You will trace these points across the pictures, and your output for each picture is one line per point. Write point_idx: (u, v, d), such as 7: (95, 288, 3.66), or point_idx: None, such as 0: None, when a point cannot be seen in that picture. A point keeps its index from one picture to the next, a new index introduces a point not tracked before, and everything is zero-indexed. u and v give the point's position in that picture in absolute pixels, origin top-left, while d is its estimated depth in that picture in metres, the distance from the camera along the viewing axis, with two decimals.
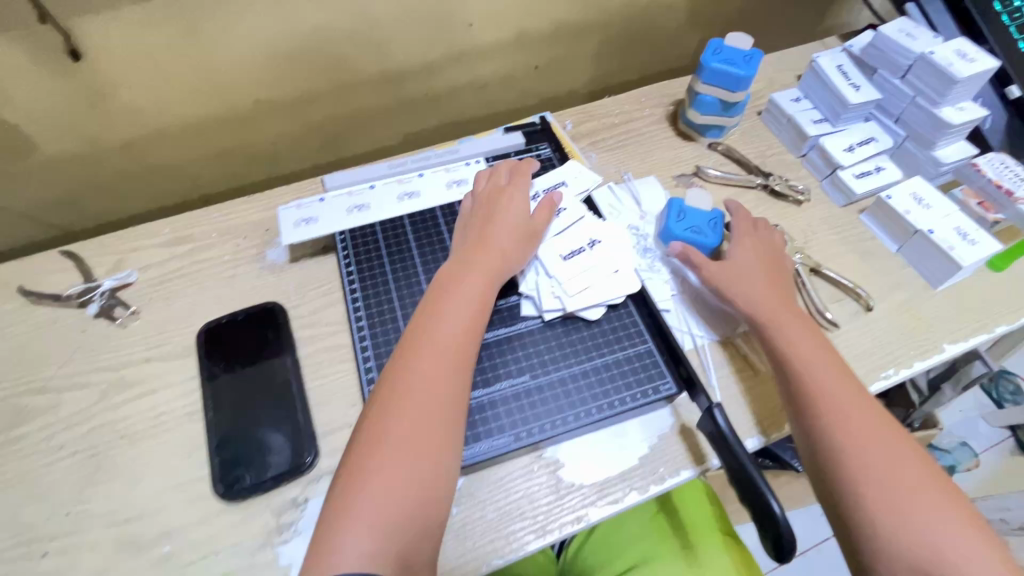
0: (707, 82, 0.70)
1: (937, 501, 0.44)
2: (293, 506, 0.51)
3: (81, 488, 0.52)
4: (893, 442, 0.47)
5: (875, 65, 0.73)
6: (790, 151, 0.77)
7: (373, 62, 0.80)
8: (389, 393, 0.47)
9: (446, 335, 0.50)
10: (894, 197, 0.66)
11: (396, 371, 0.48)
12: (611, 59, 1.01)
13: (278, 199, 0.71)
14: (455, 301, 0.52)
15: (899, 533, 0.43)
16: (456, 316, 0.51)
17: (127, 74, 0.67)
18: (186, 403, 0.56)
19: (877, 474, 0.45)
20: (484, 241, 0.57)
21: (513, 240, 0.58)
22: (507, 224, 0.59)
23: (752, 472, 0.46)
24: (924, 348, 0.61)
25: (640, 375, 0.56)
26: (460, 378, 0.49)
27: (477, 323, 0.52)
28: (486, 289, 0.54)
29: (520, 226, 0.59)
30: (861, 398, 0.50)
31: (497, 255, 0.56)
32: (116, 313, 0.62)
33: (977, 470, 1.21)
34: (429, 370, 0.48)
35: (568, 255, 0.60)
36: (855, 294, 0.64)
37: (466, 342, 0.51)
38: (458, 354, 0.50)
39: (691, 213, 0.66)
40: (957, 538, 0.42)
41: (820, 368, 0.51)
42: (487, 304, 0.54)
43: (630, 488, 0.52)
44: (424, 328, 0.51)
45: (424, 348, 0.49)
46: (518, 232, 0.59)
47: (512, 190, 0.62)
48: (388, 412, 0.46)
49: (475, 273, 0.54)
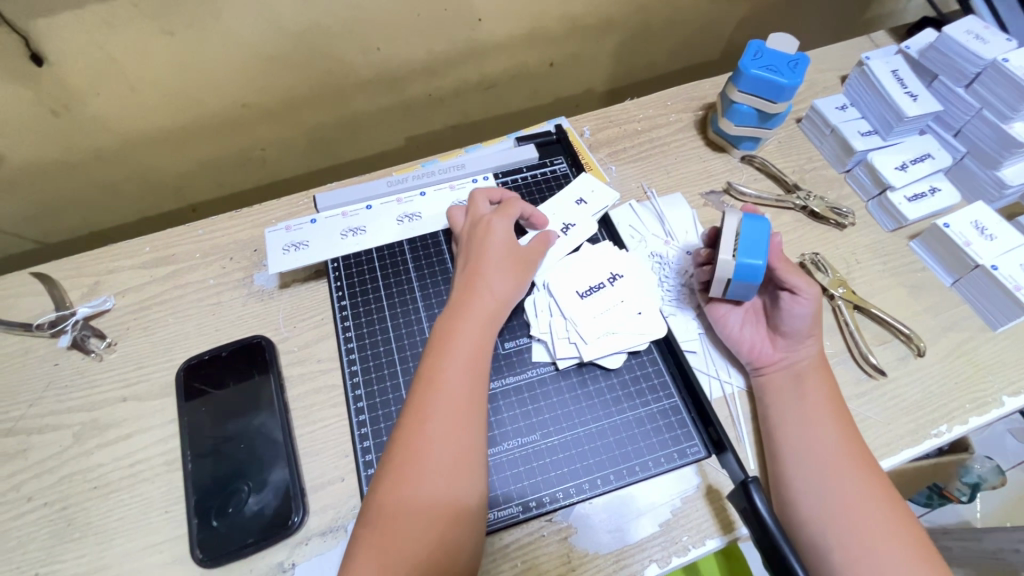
0: (745, 91, 0.62)
1: (881, 521, 0.43)
2: (279, 572, 0.47)
3: (48, 546, 0.48)
4: (848, 446, 0.47)
5: (935, 71, 0.66)
6: (832, 166, 0.70)
7: (373, 61, 0.73)
8: (394, 479, 0.42)
9: (447, 400, 0.45)
10: (952, 225, 0.59)
11: (396, 454, 0.43)
12: (632, 52, 0.92)
13: (268, 215, 0.66)
14: (450, 359, 0.47)
15: (845, 566, 0.42)
16: (454, 378, 0.46)
17: (96, 76, 0.61)
18: (165, 450, 0.52)
19: (830, 478, 0.45)
20: (478, 284, 0.52)
21: (509, 278, 0.53)
22: (500, 258, 0.54)
23: (789, 559, 0.39)
24: (982, 400, 0.54)
25: (665, 434, 0.51)
26: (472, 445, 0.44)
27: (480, 377, 0.47)
28: (483, 337, 0.50)
29: (513, 259, 0.54)
30: (846, 433, 0.47)
31: (493, 298, 0.51)
32: (90, 346, 0.57)
33: (1005, 488, 1.12)
34: (434, 444, 0.43)
35: (586, 292, 0.55)
36: (905, 336, 0.57)
37: (470, 403, 0.46)
38: (464, 419, 0.45)
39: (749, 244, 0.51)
40: (898, 541, 0.42)
41: (813, 403, 0.49)
42: (487, 353, 0.49)
43: (649, 560, 0.46)
44: (421, 397, 0.45)
45: (424, 417, 0.44)
46: (513, 266, 0.53)
47: (492, 221, 0.56)
48: (395, 503, 0.41)
49: (471, 323, 0.50)
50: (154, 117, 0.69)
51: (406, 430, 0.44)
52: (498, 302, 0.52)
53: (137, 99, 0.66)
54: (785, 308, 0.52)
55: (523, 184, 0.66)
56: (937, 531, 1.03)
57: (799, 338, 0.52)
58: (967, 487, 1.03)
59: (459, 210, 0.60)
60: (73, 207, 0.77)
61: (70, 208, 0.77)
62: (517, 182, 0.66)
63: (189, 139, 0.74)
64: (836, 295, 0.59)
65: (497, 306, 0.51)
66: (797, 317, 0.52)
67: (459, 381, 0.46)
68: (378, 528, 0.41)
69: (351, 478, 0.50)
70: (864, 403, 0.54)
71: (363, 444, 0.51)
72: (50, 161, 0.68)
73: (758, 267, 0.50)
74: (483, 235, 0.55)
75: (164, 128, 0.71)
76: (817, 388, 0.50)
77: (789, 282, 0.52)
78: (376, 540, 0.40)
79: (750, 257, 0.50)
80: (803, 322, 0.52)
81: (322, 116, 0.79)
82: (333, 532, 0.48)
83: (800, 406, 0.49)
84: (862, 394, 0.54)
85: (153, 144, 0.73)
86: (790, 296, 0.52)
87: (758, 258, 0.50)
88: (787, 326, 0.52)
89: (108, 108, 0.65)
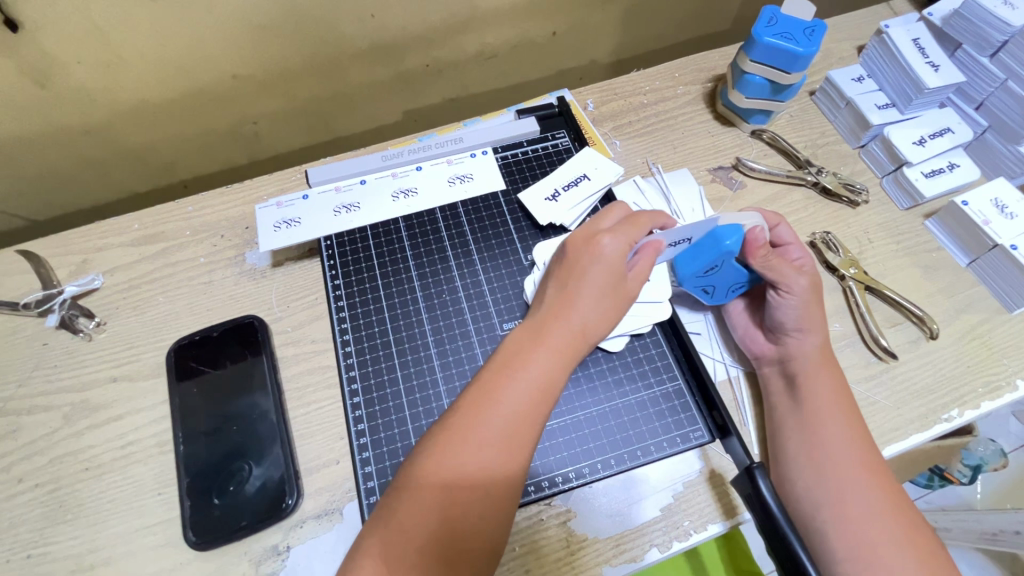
0: (758, 61, 0.59)
1: (882, 508, 0.42)
2: (274, 555, 0.46)
3: (41, 528, 0.47)
4: (852, 433, 0.45)
5: (960, 39, 0.62)
6: (846, 141, 0.67)
7: (368, 29, 0.70)
8: (418, 493, 0.38)
9: (503, 427, 0.39)
10: (970, 203, 0.56)
11: (430, 465, 0.39)
12: (637, 21, 0.89)
13: (260, 191, 0.64)
14: (513, 381, 0.41)
15: (843, 554, 0.41)
16: (515, 403, 0.40)
17: (75, 46, 0.58)
18: (157, 431, 0.51)
19: (833, 465, 0.44)
20: (563, 304, 0.44)
21: (601, 308, 0.44)
22: (601, 272, 0.44)
23: (795, 547, 0.38)
24: (995, 384, 0.52)
25: (668, 418, 0.50)
26: (515, 474, 0.39)
27: (542, 412, 0.41)
28: (557, 370, 0.42)
29: (615, 291, 0.44)
30: (858, 432, 0.45)
31: (576, 328, 0.43)
32: (79, 325, 0.55)
33: (1006, 469, 1.10)
34: (483, 467, 0.38)
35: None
36: (917, 318, 0.55)
37: (525, 435, 0.40)
38: (517, 449, 0.40)
39: (688, 254, 0.50)
40: (898, 531, 0.41)
41: (824, 400, 0.47)
42: (556, 390, 0.42)
43: (650, 545, 0.45)
44: (474, 411, 0.40)
45: (469, 435, 0.39)
46: (613, 296, 0.44)
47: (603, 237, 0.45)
48: (412, 514, 0.37)
49: (547, 349, 0.42)
50: (142, 88, 0.66)
51: (452, 437, 0.39)
52: (579, 335, 0.43)
53: (121, 69, 0.63)
54: (772, 303, 0.50)
55: (523, 159, 0.64)
56: (936, 511, 1.03)
57: (790, 332, 0.49)
58: (968, 469, 1.02)
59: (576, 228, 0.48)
60: (62, 183, 0.75)
61: (59, 184, 0.75)
62: (517, 157, 0.64)
63: (177, 113, 0.71)
64: (847, 276, 0.57)
65: (577, 339, 0.43)
66: (782, 313, 0.49)
67: (520, 408, 0.40)
68: (382, 530, 0.37)
69: (346, 461, 0.49)
70: (873, 386, 0.52)
71: (358, 429, 0.50)
72: (33, 134, 0.66)
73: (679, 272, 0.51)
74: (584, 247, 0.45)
75: (151, 100, 0.68)
76: (827, 384, 0.47)
77: (773, 280, 0.49)
78: (373, 549, 0.37)
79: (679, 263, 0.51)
80: (790, 316, 0.49)
81: (315, 89, 0.76)
82: (328, 515, 0.47)
83: (809, 393, 0.47)
84: (872, 377, 0.53)
85: (141, 117, 0.70)
86: (776, 294, 0.49)
87: (686, 262, 0.50)
88: (775, 322, 0.50)
89: (90, 79, 0.62)
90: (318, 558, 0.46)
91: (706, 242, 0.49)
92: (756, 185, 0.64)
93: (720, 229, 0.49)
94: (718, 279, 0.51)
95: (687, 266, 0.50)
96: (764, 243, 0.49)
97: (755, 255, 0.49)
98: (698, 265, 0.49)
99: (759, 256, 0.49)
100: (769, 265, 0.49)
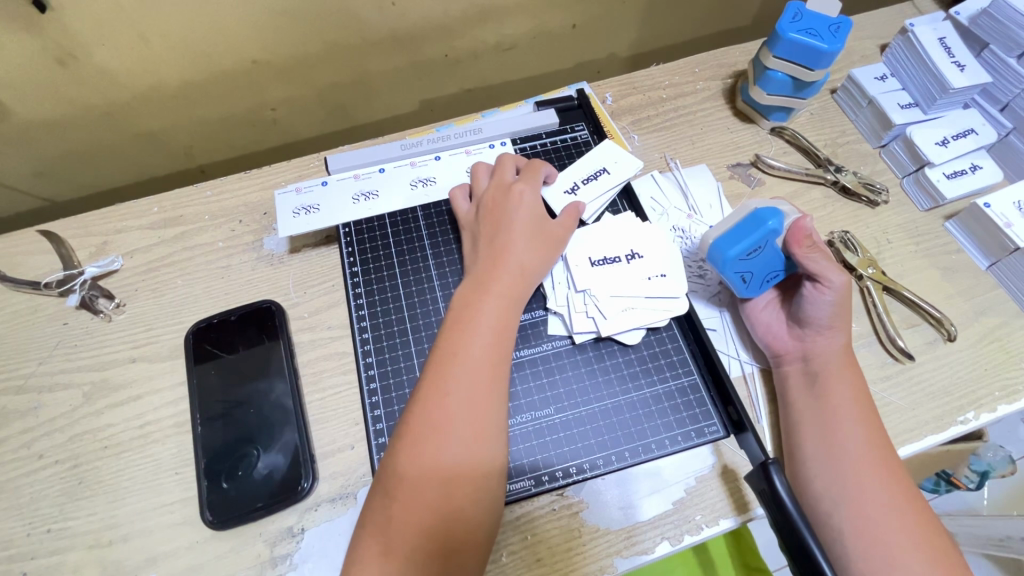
0: (780, 57, 0.58)
1: (896, 509, 0.42)
2: (289, 537, 0.46)
3: (61, 503, 0.48)
4: (870, 433, 0.45)
5: (986, 39, 0.61)
6: (867, 140, 0.66)
7: (388, 17, 0.70)
8: (406, 460, 0.41)
9: (467, 377, 0.43)
10: (993, 205, 0.56)
11: (409, 429, 0.42)
12: (656, 15, 0.88)
13: (278, 177, 0.64)
14: (470, 330, 0.46)
15: (858, 553, 0.41)
16: (475, 350, 0.44)
17: (100, 28, 0.59)
18: (175, 412, 0.51)
19: (848, 464, 0.44)
20: (502, 255, 0.50)
21: (535, 249, 0.51)
22: (529, 220, 0.52)
23: (810, 543, 0.38)
24: (1012, 388, 0.52)
25: (683, 412, 0.50)
26: (492, 422, 0.43)
27: (502, 349, 0.46)
28: (508, 309, 0.48)
29: (543, 232, 0.52)
30: (876, 434, 0.45)
31: (517, 271, 0.50)
32: (99, 305, 0.56)
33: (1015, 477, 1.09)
34: (457, 416, 0.42)
35: (598, 259, 0.54)
36: (935, 319, 0.55)
37: (489, 376, 0.44)
38: (486, 390, 0.43)
39: (737, 235, 0.49)
40: (913, 532, 0.41)
41: (842, 401, 0.47)
42: (509, 327, 0.47)
43: (661, 537, 0.46)
44: (436, 369, 0.44)
45: (439, 392, 0.43)
46: (544, 239, 0.52)
47: (521, 187, 0.54)
48: (409, 478, 0.40)
49: (495, 293, 0.48)
50: (164, 74, 0.67)
51: (424, 399, 0.43)
52: (520, 275, 0.50)
53: (144, 54, 0.63)
54: (807, 294, 0.50)
55: (541, 151, 0.64)
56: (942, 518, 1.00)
57: (818, 328, 0.49)
58: (975, 475, 0.99)
59: (460, 196, 0.57)
60: (81, 165, 0.75)
61: (79, 165, 0.75)
62: (536, 149, 0.64)
63: (197, 98, 0.72)
64: (865, 276, 0.57)
65: (519, 279, 0.49)
66: (817, 307, 0.49)
67: (483, 354, 0.45)
68: (382, 507, 0.40)
69: (361, 446, 0.50)
70: (889, 387, 0.52)
71: (374, 414, 0.50)
72: (54, 116, 0.67)
73: (723, 253, 0.49)
74: (511, 204, 0.53)
75: (172, 85, 0.69)
76: (844, 385, 0.47)
77: (815, 273, 0.48)
78: (381, 519, 0.39)
79: (725, 243, 0.49)
80: (824, 312, 0.49)
81: (333, 77, 0.76)
82: (343, 499, 0.48)
83: (826, 392, 0.47)
84: (887, 378, 0.52)
85: (161, 101, 0.71)
86: (812, 287, 0.49)
87: (733, 244, 0.48)
88: (807, 316, 0.49)
89: (113, 62, 0.63)
90: (333, 540, 0.46)
91: (759, 228, 0.48)
92: (775, 183, 0.63)
93: (762, 211, 0.48)
94: (757, 267, 0.50)
95: (734, 247, 0.48)
96: (809, 234, 0.48)
97: (800, 244, 0.48)
98: (742, 247, 0.48)
99: (805, 248, 0.48)
100: (812, 257, 0.48)
